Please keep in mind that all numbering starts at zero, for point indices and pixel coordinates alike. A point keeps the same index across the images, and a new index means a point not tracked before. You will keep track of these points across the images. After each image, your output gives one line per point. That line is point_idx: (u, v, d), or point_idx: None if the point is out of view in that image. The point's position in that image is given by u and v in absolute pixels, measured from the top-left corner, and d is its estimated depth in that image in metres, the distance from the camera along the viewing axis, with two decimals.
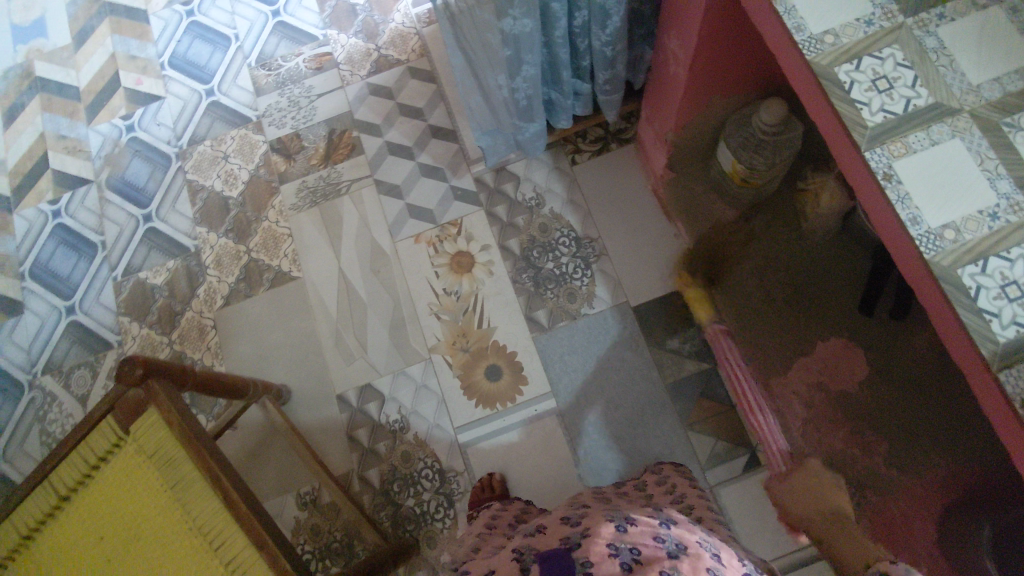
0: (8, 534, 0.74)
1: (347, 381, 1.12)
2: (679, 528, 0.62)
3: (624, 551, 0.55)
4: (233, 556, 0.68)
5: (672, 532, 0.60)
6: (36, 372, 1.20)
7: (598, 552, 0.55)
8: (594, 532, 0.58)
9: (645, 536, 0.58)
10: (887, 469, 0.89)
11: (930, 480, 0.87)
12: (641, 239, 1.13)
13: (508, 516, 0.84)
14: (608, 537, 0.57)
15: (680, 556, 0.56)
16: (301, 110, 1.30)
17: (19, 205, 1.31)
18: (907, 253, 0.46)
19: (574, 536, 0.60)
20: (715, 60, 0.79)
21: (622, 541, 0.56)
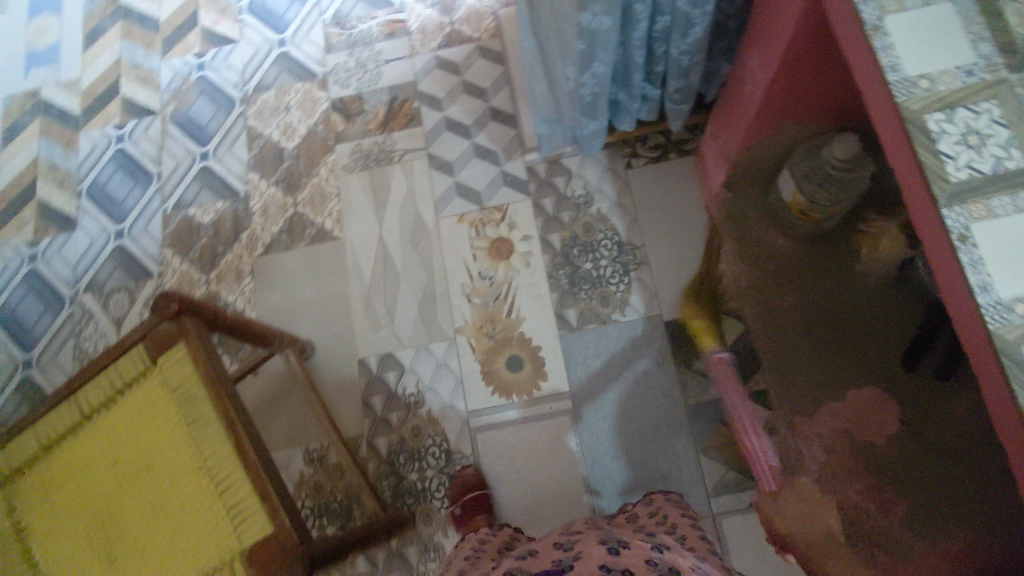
0: (32, 441, 0.77)
1: (370, 347, 1.13)
2: (671, 553, 0.62)
3: (615, 572, 0.55)
4: (235, 501, 0.70)
5: (665, 557, 0.60)
6: (78, 289, 1.24)
7: (589, 569, 0.56)
8: (587, 555, 0.59)
9: (638, 559, 0.59)
10: (899, 531, 0.72)
11: (943, 552, 0.70)
12: (683, 254, 1.11)
13: (494, 545, 0.82)
14: (601, 560, 0.57)
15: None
16: (367, 73, 1.30)
17: (87, 125, 1.35)
18: (968, 317, 0.44)
19: (565, 559, 0.61)
20: (796, 86, 0.76)
21: (614, 563, 0.57)
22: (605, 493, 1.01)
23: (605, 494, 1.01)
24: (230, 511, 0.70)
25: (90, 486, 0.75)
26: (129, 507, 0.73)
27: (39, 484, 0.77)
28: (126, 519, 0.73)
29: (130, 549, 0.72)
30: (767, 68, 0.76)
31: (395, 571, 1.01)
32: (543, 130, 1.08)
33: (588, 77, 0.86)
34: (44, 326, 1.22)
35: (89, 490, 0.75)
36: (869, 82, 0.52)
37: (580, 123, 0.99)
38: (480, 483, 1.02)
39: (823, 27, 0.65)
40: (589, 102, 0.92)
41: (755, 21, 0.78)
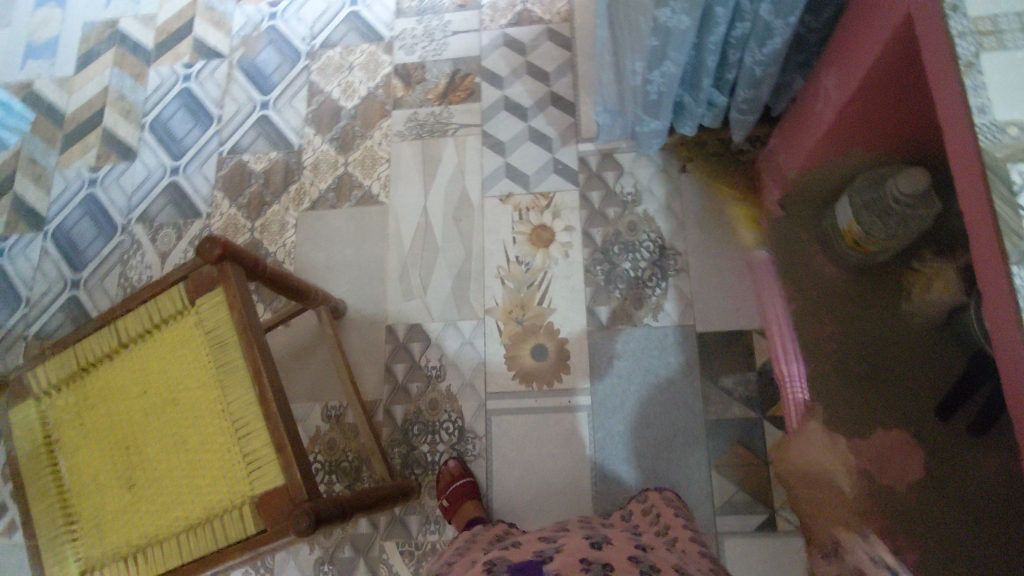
0: (69, 361, 0.80)
1: (400, 315, 1.14)
2: (656, 555, 0.62)
3: (596, 567, 0.56)
4: (253, 448, 0.72)
5: (650, 557, 0.60)
6: (131, 219, 1.28)
7: (570, 565, 0.56)
8: (570, 552, 0.59)
9: (622, 557, 0.59)
10: None
11: None
12: (726, 266, 1.08)
13: (489, 533, 0.84)
14: (584, 557, 0.58)
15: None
16: (433, 42, 1.30)
17: (158, 60, 1.38)
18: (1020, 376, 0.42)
19: (548, 551, 0.61)
20: (869, 110, 0.73)
21: (596, 560, 0.57)
22: (610, 495, 1.01)
23: (611, 495, 1.01)
24: (246, 458, 0.72)
25: (120, 412, 0.78)
26: (154, 438, 0.76)
27: (72, 403, 0.80)
28: (150, 448, 0.76)
29: (150, 477, 0.75)
30: (842, 89, 0.73)
31: (395, 537, 1.03)
32: (603, 121, 1.05)
33: (656, 75, 0.83)
34: (95, 250, 1.27)
35: (118, 415, 0.78)
36: (954, 122, 0.49)
37: (640, 120, 0.97)
38: (464, 472, 1.02)
39: (909, 52, 0.62)
40: (654, 101, 0.90)
41: (837, 38, 0.75)
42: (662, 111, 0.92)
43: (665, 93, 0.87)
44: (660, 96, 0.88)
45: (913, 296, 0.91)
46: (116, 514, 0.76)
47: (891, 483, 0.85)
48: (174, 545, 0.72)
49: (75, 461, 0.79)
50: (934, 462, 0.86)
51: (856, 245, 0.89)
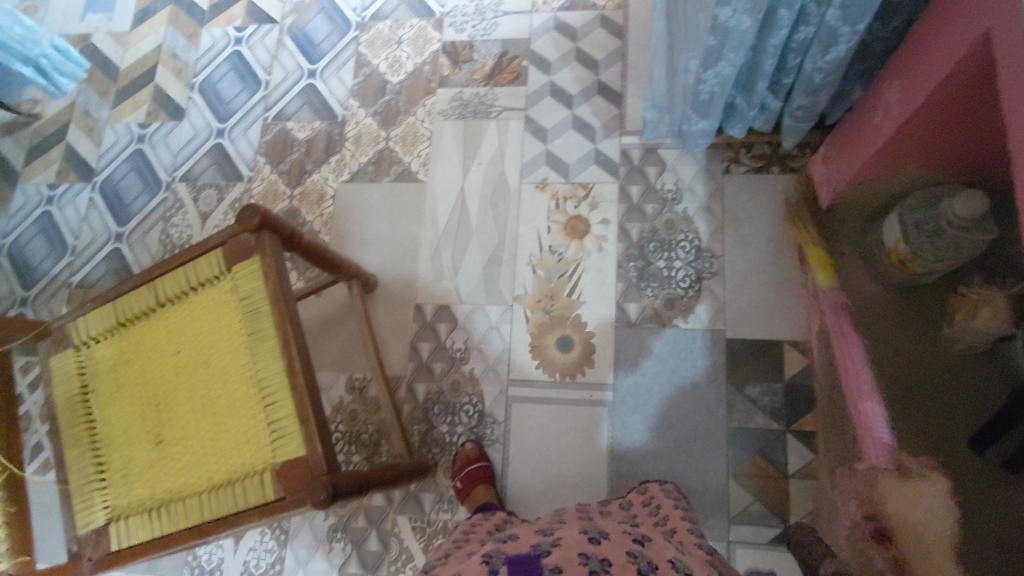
0: (108, 315, 0.83)
1: (429, 294, 1.15)
2: (654, 546, 0.62)
3: (595, 562, 0.56)
4: (277, 418, 0.74)
5: (648, 551, 0.60)
6: (175, 177, 1.30)
7: (567, 561, 0.56)
8: (567, 545, 0.59)
9: (619, 550, 0.59)
10: None
11: None
12: (762, 273, 1.07)
13: (486, 527, 0.84)
14: (581, 547, 0.58)
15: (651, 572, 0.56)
16: (483, 21, 1.28)
17: (211, 21, 1.39)
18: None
19: (545, 544, 0.61)
20: (933, 130, 0.70)
21: (593, 552, 0.58)
22: (623, 492, 1.01)
23: (625, 492, 1.01)
24: (270, 425, 0.74)
25: (153, 369, 0.80)
26: (183, 397, 0.78)
27: (109, 356, 0.83)
28: (179, 407, 0.78)
29: (177, 435, 0.78)
30: (906, 104, 0.70)
31: (408, 512, 1.05)
32: (649, 116, 1.03)
33: (709, 74, 0.81)
34: (139, 205, 1.30)
35: (151, 372, 0.80)
36: None
37: (688, 118, 0.95)
38: (480, 457, 1.03)
39: (985, 75, 0.59)
40: (704, 101, 0.87)
41: (906, 51, 0.72)
42: (712, 112, 0.89)
43: (717, 94, 0.85)
44: (711, 96, 0.86)
45: (957, 319, 0.77)
46: (144, 467, 0.78)
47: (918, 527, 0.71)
48: (196, 503, 0.74)
49: (109, 412, 0.81)
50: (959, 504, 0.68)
51: (902, 265, 0.86)
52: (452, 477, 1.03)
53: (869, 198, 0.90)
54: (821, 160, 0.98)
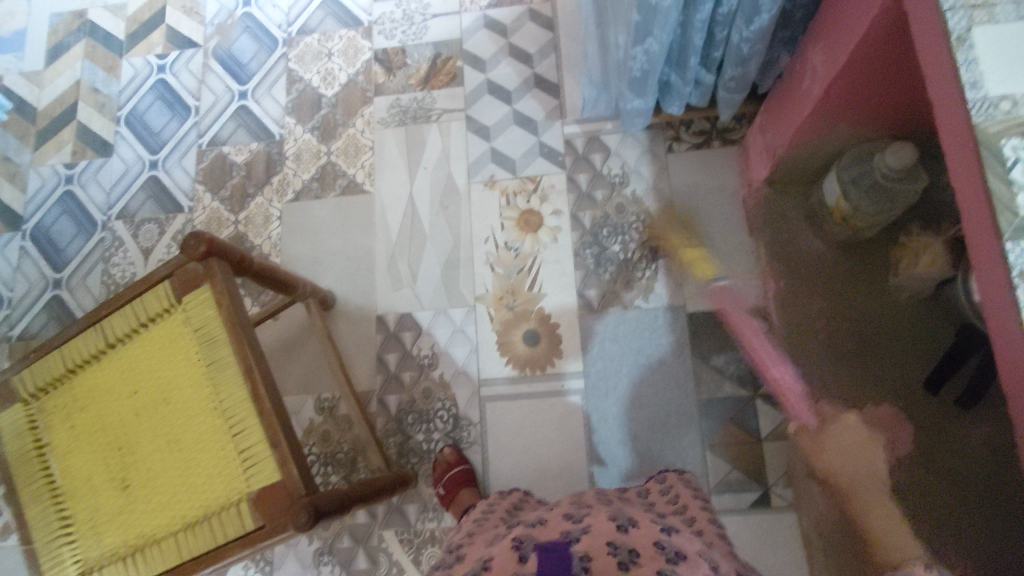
0: (54, 364, 0.79)
1: (390, 305, 1.14)
2: (679, 537, 0.62)
3: (623, 553, 0.57)
4: (248, 446, 0.72)
5: (674, 540, 0.60)
6: (111, 216, 1.25)
7: (595, 549, 0.57)
8: (596, 531, 0.60)
9: (648, 540, 0.59)
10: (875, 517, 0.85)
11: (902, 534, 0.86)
12: (715, 245, 1.08)
13: (503, 506, 0.83)
14: (610, 536, 0.59)
15: (680, 560, 0.57)
16: (413, 26, 1.27)
17: (131, 51, 1.34)
18: (1012, 336, 0.44)
19: (574, 531, 0.61)
20: (859, 86, 0.73)
21: (623, 542, 0.58)
22: (605, 476, 1.02)
23: (607, 476, 1.02)
24: (242, 454, 0.73)
25: (108, 413, 0.77)
26: (146, 438, 0.76)
27: (59, 406, 0.79)
28: (143, 448, 0.76)
29: (144, 477, 0.75)
30: (830, 67, 0.73)
31: (394, 526, 1.04)
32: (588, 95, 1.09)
33: (643, 53, 0.82)
34: (75, 248, 1.24)
35: (108, 416, 0.77)
36: (946, 99, 0.50)
37: (626, 100, 0.96)
38: (462, 459, 1.03)
39: (901, 28, 0.62)
40: (639, 81, 0.89)
41: (825, 15, 0.74)
42: (649, 89, 0.91)
43: (649, 73, 0.86)
44: (646, 73, 0.87)
45: (901, 268, 0.93)
46: (111, 515, 0.75)
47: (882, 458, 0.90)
48: (172, 544, 0.72)
49: (65, 463, 0.77)
50: (921, 434, 0.91)
51: (843, 220, 0.91)
52: (434, 484, 1.02)
53: (805, 162, 0.94)
54: (756, 130, 1.01)
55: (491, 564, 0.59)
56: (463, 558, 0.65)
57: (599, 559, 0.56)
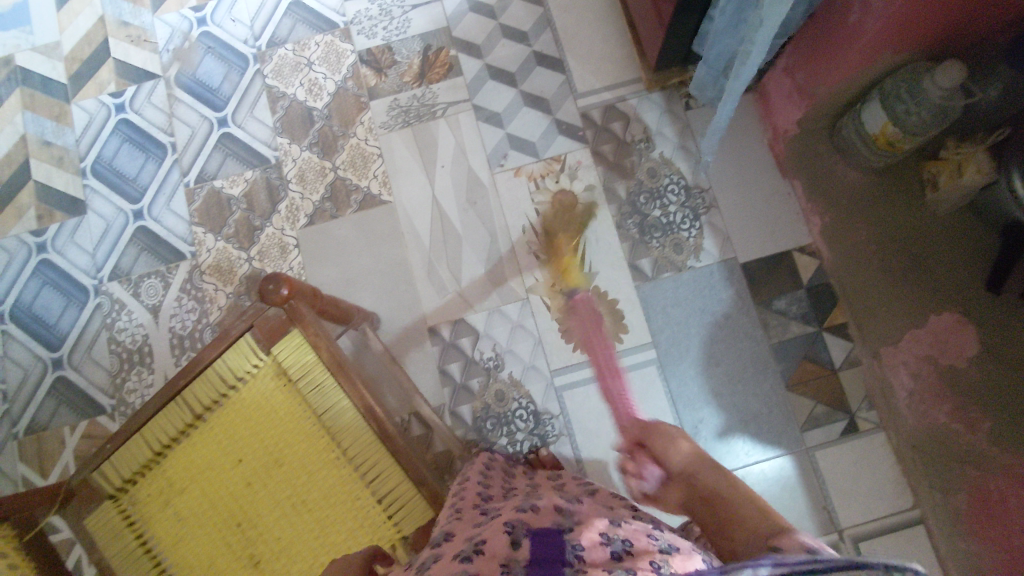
0: (140, 449, 0.70)
1: (439, 314, 1.09)
2: (671, 533, 0.53)
3: (617, 542, 0.48)
4: (388, 490, 0.68)
5: (665, 533, 0.51)
6: (102, 278, 1.13)
7: (589, 538, 0.47)
8: (588, 521, 0.51)
9: (639, 534, 0.50)
10: (950, 420, 0.94)
11: (983, 435, 0.91)
12: (751, 193, 1.11)
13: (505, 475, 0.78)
14: (602, 528, 0.49)
15: (673, 553, 0.48)
16: (394, 20, 1.20)
17: (78, 94, 1.20)
18: None
19: (566, 521, 0.51)
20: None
21: (614, 534, 0.49)
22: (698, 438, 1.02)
23: (700, 438, 1.02)
24: (383, 500, 0.68)
25: (216, 490, 0.69)
26: (265, 506, 0.68)
27: (157, 493, 0.70)
28: (265, 518, 0.68)
29: (276, 550, 0.67)
30: None
31: None
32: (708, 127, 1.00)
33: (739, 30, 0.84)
34: (68, 322, 1.11)
35: (215, 493, 0.69)
36: None
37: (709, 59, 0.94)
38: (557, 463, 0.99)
39: None
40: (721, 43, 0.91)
41: None
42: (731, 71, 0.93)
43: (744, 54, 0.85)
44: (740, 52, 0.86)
45: (940, 184, 0.96)
46: None
47: (952, 362, 0.94)
48: None
49: (181, 554, 0.69)
50: (986, 335, 0.94)
51: (888, 146, 0.92)
52: None
53: (839, 96, 0.95)
54: (780, 72, 1.04)
55: (485, 544, 0.48)
56: (448, 543, 0.52)
57: (592, 552, 0.46)
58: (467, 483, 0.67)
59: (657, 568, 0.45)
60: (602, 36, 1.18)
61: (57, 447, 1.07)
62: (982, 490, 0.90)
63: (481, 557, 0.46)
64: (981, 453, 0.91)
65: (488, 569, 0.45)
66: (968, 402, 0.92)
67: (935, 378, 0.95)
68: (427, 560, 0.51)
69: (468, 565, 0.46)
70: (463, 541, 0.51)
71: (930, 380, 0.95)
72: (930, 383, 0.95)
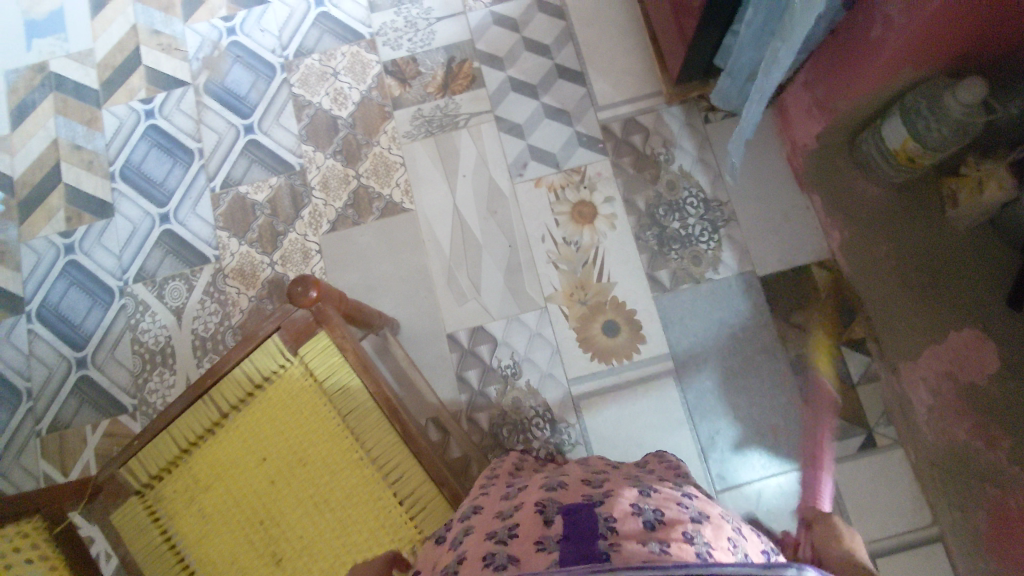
0: (167, 445, 0.71)
1: (458, 321, 1.10)
2: (698, 500, 0.55)
3: (648, 512, 0.49)
4: (411, 492, 0.69)
5: (695, 501, 0.53)
6: (127, 280, 1.15)
7: (621, 510, 0.48)
8: (616, 494, 0.52)
9: (668, 502, 0.51)
10: (969, 436, 0.91)
11: (1002, 452, 0.87)
12: (770, 207, 1.12)
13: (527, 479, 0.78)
14: (631, 500, 0.50)
15: (703, 521, 0.50)
16: (418, 33, 1.23)
17: (109, 100, 1.23)
18: None
19: (595, 495, 0.52)
20: (957, 8, 0.74)
21: (645, 504, 0.50)
22: (714, 450, 1.02)
23: (717, 449, 1.02)
24: (405, 502, 0.68)
25: (241, 487, 0.70)
26: (288, 505, 0.69)
27: (183, 490, 0.71)
28: (288, 516, 0.69)
29: (298, 548, 0.68)
30: (912, 14, 0.78)
31: None
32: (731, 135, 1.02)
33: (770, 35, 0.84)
34: (93, 322, 1.13)
35: (239, 491, 0.70)
36: None
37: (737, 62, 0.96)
38: None
39: None
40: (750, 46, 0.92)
41: None
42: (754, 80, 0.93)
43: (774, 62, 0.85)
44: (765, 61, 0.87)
45: (960, 200, 0.93)
46: None
47: (972, 380, 0.90)
48: None
49: (204, 551, 0.70)
50: (1011, 351, 0.89)
51: (908, 161, 0.92)
52: None
53: (860, 109, 0.96)
54: (800, 86, 1.04)
55: (518, 526, 0.49)
56: (477, 516, 0.54)
57: (625, 523, 0.47)
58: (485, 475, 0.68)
59: (691, 539, 0.46)
60: (623, 51, 1.19)
61: (78, 445, 1.08)
62: (1004, 508, 0.87)
63: (514, 541, 0.47)
64: (1005, 472, 0.86)
65: (522, 549, 0.46)
66: (988, 422, 0.88)
67: (954, 395, 0.93)
68: (457, 537, 0.52)
69: (501, 548, 0.47)
70: (492, 518, 0.52)
71: (949, 396, 0.93)
72: (952, 398, 0.93)
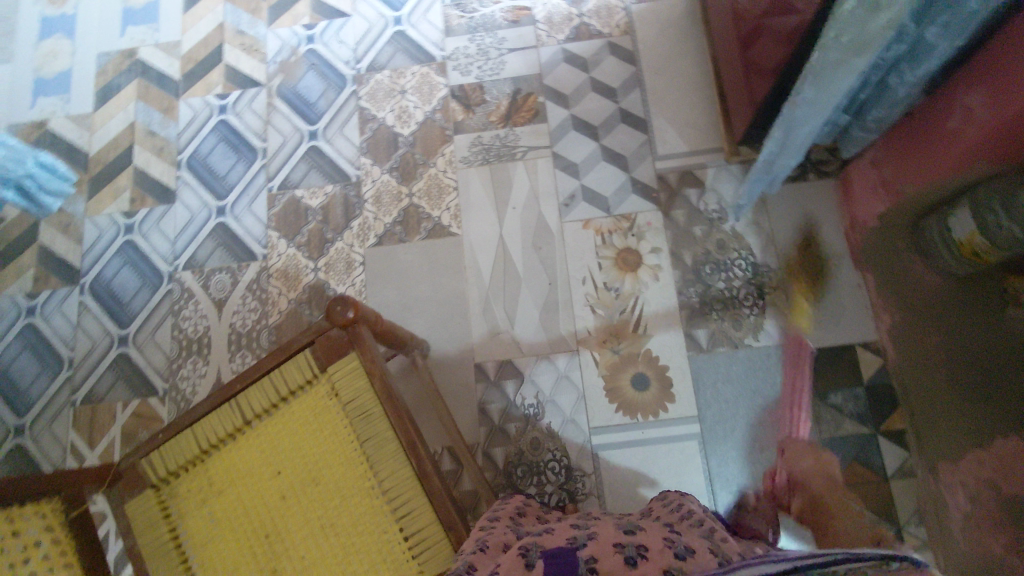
0: (189, 444, 0.73)
1: (488, 352, 1.09)
2: (689, 535, 0.56)
3: (631, 549, 0.51)
4: (415, 530, 0.68)
5: (682, 538, 0.54)
6: (177, 266, 1.19)
7: (603, 550, 0.51)
8: (600, 537, 0.54)
9: (656, 540, 0.53)
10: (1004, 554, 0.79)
11: None
12: (821, 280, 1.09)
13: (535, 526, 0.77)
14: (615, 539, 0.53)
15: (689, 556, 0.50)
16: (489, 61, 1.24)
17: (187, 91, 1.28)
18: None
19: (580, 537, 0.55)
20: None
21: (629, 543, 0.52)
22: None
23: None
24: (409, 539, 0.68)
25: (253, 497, 0.71)
26: (296, 523, 0.70)
27: (197, 490, 0.72)
28: (294, 534, 0.69)
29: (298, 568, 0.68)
30: (992, 112, 0.75)
31: None
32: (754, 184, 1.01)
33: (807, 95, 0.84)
34: (140, 303, 1.17)
35: (250, 500, 0.71)
36: None
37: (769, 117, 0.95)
38: None
39: None
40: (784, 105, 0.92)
41: (987, 54, 0.75)
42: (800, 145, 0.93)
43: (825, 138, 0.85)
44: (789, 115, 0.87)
45: None
46: None
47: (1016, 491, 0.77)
48: None
49: (208, 555, 0.70)
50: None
51: (973, 255, 0.84)
52: None
53: (924, 197, 0.92)
54: (867, 164, 1.03)
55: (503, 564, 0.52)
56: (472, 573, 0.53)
57: (605, 560, 0.50)
58: (500, 519, 0.67)
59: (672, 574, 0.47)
60: (690, 103, 1.18)
61: (108, 420, 1.11)
62: None
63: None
64: None
65: None
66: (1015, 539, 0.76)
67: (992, 503, 0.82)
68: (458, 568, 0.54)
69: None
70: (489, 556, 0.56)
71: (989, 502, 0.83)
72: (989, 504, 0.83)
